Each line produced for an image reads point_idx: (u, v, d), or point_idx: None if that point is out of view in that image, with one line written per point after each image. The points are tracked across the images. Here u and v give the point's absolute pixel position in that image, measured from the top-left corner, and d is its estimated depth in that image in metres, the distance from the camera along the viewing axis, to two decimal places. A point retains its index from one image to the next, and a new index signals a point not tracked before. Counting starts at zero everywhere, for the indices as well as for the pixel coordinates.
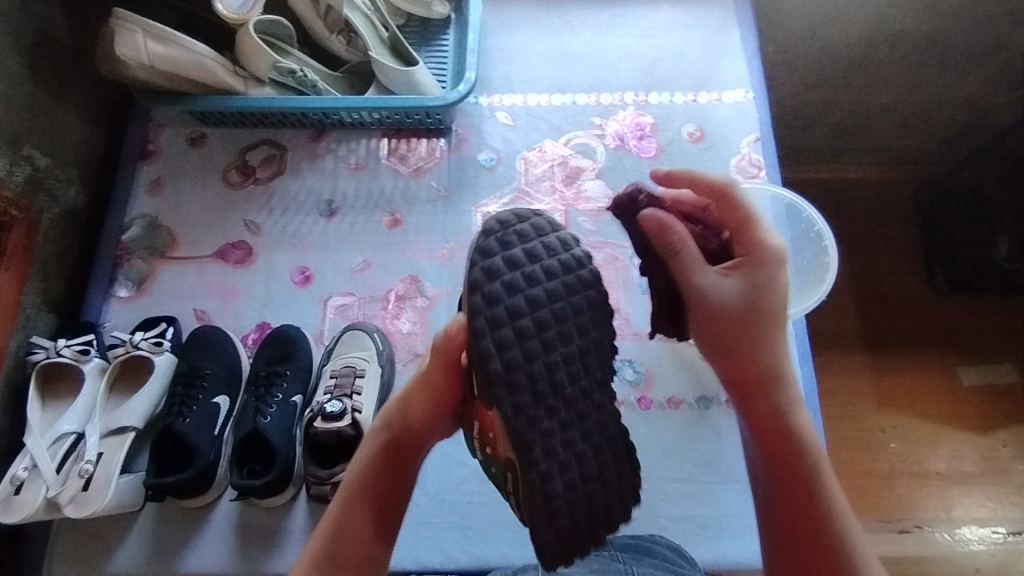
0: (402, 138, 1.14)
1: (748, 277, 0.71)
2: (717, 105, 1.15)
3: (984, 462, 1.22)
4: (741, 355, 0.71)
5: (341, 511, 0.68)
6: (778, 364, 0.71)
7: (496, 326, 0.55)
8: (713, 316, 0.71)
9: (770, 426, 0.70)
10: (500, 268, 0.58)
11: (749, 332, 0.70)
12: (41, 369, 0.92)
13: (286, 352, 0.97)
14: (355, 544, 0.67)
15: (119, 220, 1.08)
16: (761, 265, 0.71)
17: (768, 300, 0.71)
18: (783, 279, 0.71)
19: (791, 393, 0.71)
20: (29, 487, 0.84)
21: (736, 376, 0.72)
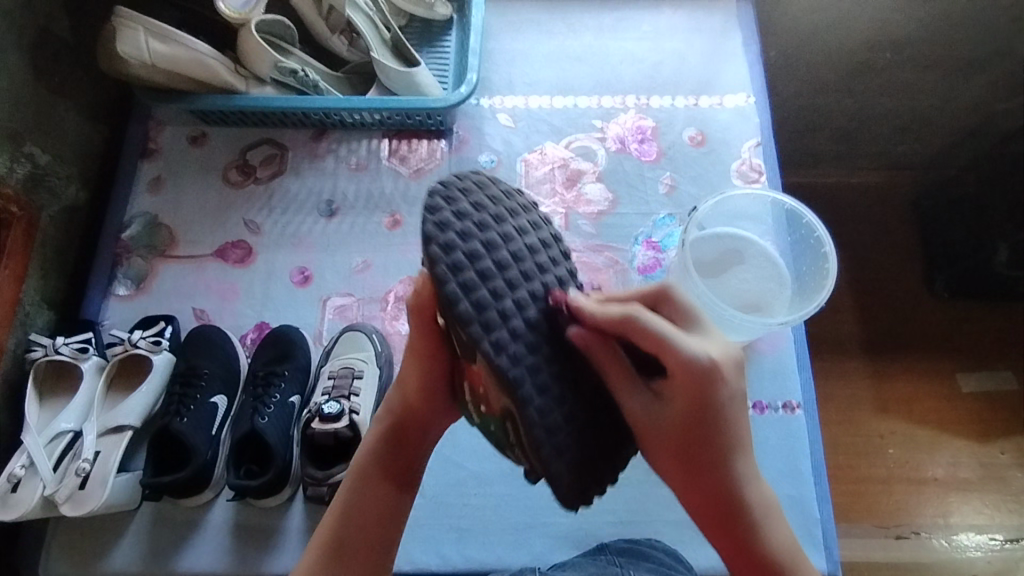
0: (403, 138, 1.14)
1: (684, 394, 0.57)
2: (718, 110, 1.15)
3: (983, 469, 1.22)
4: (692, 478, 0.59)
5: (350, 493, 0.69)
6: (738, 485, 0.59)
7: (460, 271, 0.52)
8: (660, 445, 0.58)
9: (744, 549, 0.60)
10: (451, 221, 0.54)
11: (697, 456, 0.58)
12: (40, 366, 0.92)
13: (284, 352, 0.97)
14: (366, 523, 0.68)
15: (118, 218, 1.08)
16: (695, 384, 0.56)
17: (712, 420, 0.57)
18: (728, 393, 0.57)
19: (757, 503, 0.60)
20: (26, 485, 0.84)
21: (695, 504, 0.60)
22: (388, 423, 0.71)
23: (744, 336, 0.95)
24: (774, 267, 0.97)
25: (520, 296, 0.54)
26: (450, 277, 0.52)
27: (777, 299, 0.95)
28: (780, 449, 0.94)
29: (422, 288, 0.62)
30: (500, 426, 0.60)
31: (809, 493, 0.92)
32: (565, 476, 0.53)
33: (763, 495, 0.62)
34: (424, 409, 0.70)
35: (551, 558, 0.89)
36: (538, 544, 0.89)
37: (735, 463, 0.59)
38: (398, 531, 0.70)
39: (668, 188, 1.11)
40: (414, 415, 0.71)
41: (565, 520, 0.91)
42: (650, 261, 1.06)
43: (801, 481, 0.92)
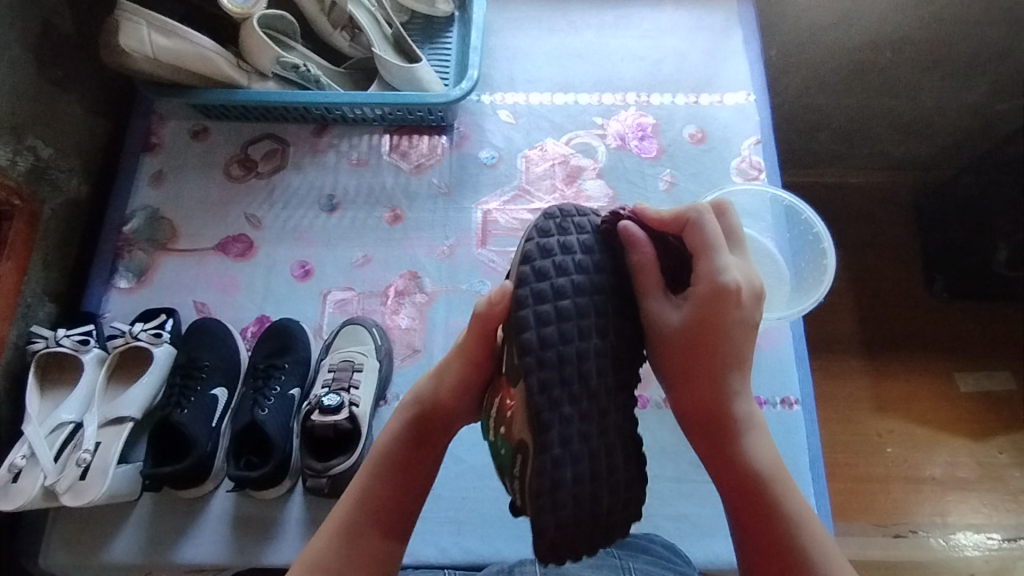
0: (404, 134, 1.14)
1: (699, 304, 0.64)
2: (719, 108, 1.16)
3: (981, 468, 1.23)
4: (690, 384, 0.65)
5: (364, 486, 0.68)
6: (729, 394, 0.65)
7: (542, 299, 0.55)
8: (672, 348, 0.64)
9: (728, 460, 0.65)
10: (549, 252, 0.58)
11: (700, 361, 0.64)
12: (40, 358, 0.93)
13: (284, 345, 0.97)
14: (376, 521, 0.67)
15: (120, 212, 1.09)
16: (714, 297, 0.63)
17: (722, 329, 0.63)
18: (737, 312, 0.64)
19: (746, 421, 0.66)
20: (27, 475, 0.85)
21: (690, 410, 0.66)
22: (415, 416, 0.70)
23: None
24: (773, 264, 0.97)
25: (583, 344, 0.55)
26: (528, 302, 0.55)
27: (776, 295, 0.96)
28: (778, 445, 0.94)
29: (495, 301, 0.60)
30: (509, 453, 0.59)
31: (807, 489, 0.92)
32: (555, 528, 0.53)
33: (753, 416, 0.67)
34: (454, 408, 0.69)
35: None
36: None
37: (731, 372, 0.65)
38: (397, 553, 0.67)
39: (668, 184, 1.11)
40: (440, 414, 0.70)
41: None
42: None
43: (799, 476, 0.93)
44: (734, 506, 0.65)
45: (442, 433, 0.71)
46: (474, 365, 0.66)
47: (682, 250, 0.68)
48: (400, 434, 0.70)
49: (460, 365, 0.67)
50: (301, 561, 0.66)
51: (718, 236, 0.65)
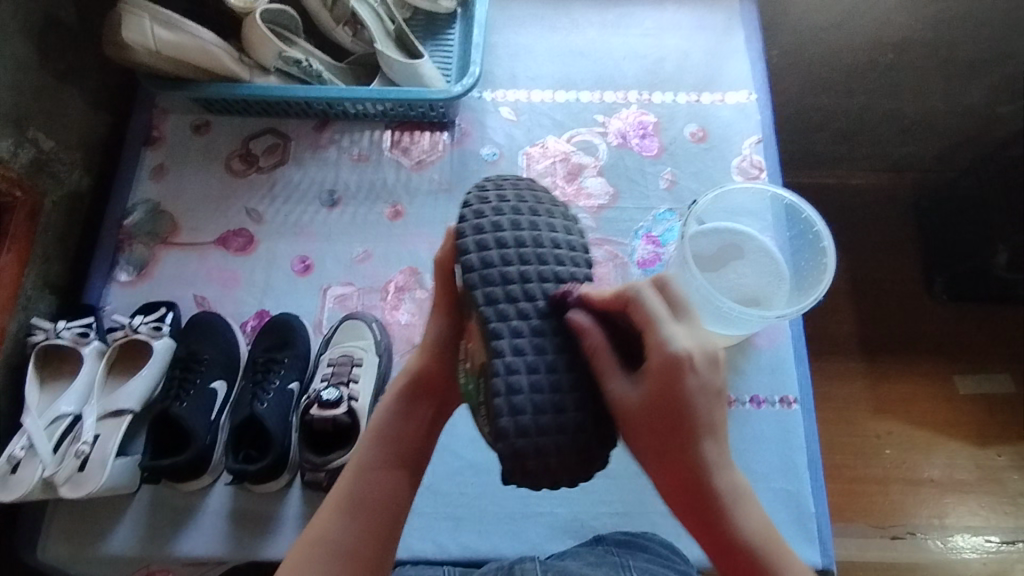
0: (405, 130, 1.14)
1: (656, 382, 0.59)
2: (720, 106, 1.16)
3: (979, 470, 1.23)
4: (662, 464, 0.60)
5: (367, 456, 0.68)
6: (709, 472, 0.59)
7: (483, 249, 0.61)
8: (636, 428, 0.59)
9: (719, 538, 0.59)
10: (483, 208, 0.63)
11: (670, 442, 0.59)
12: (41, 350, 0.93)
13: (283, 340, 0.97)
14: (377, 493, 0.66)
15: (121, 206, 1.09)
16: (667, 371, 0.58)
17: (684, 406, 0.58)
18: (699, 382, 0.59)
19: (730, 493, 0.60)
20: (26, 466, 0.85)
21: (672, 493, 0.61)
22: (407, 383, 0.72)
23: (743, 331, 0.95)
24: (773, 262, 0.97)
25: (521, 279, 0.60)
26: (472, 255, 0.61)
27: (776, 293, 0.95)
28: (776, 443, 0.94)
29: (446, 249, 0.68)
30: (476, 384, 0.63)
31: (804, 488, 0.92)
32: (518, 453, 0.55)
33: (737, 485, 0.61)
34: (439, 370, 0.73)
35: (546, 547, 0.89)
36: (534, 534, 0.89)
37: (705, 449, 0.59)
38: (406, 497, 0.68)
39: (669, 183, 1.11)
40: (425, 374, 0.72)
41: (561, 510, 0.91)
42: (650, 254, 1.07)
43: (796, 475, 0.93)
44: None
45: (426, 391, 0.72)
46: (446, 314, 0.72)
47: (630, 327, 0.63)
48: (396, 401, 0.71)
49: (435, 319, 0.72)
50: (307, 539, 0.64)
51: (662, 307, 0.62)
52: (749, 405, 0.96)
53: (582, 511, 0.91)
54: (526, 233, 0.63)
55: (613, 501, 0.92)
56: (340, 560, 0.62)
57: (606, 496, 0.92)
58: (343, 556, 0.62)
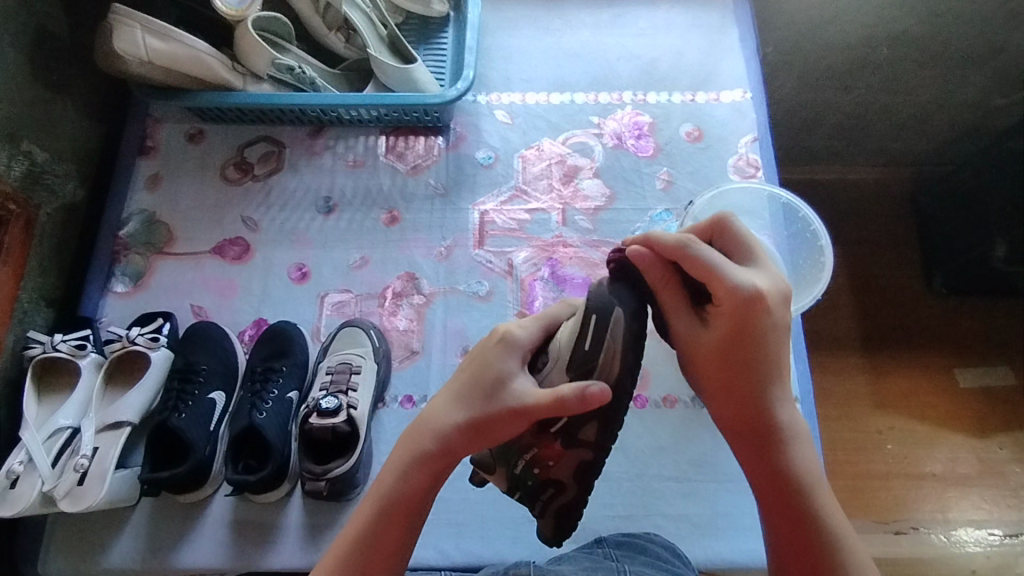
0: (400, 135, 1.14)
1: (729, 316, 0.63)
2: (715, 105, 1.16)
3: (981, 464, 1.23)
4: (724, 393, 0.67)
5: (377, 535, 0.64)
6: (767, 402, 0.66)
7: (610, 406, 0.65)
8: (701, 356, 0.67)
9: (764, 465, 0.66)
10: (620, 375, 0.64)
11: (734, 379, 0.65)
12: (37, 363, 0.92)
13: (281, 348, 0.97)
14: (381, 559, 0.64)
15: (117, 216, 1.08)
16: (737, 309, 0.63)
17: (753, 345, 0.64)
18: (773, 321, 0.63)
19: (789, 428, 0.66)
20: (25, 481, 0.84)
21: (730, 419, 0.68)
22: (435, 458, 0.65)
23: None
24: (770, 261, 0.96)
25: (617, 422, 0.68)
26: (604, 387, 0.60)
27: None
28: None
29: (583, 401, 0.59)
30: (532, 483, 0.70)
31: None
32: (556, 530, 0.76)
33: (796, 426, 0.67)
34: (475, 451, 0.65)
35: (548, 552, 0.89)
36: (536, 539, 0.89)
37: (768, 377, 0.65)
38: None
39: (665, 183, 1.11)
40: (446, 446, 0.64)
41: None
42: None
43: None
44: (774, 520, 0.66)
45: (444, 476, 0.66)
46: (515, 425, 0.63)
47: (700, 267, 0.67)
48: (416, 480, 0.65)
49: (488, 405, 0.63)
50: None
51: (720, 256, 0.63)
52: None
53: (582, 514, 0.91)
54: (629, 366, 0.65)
55: (615, 503, 0.92)
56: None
57: (608, 499, 0.92)
58: None
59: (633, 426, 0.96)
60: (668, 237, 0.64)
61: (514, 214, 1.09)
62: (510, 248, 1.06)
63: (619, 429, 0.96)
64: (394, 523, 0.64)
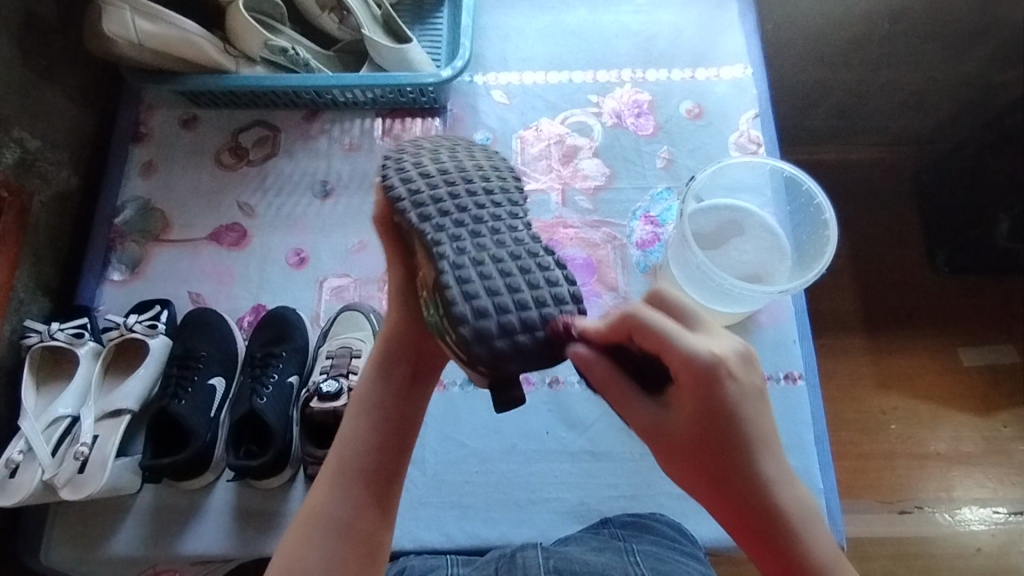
0: (397, 117, 1.13)
1: (688, 396, 0.55)
2: (715, 82, 1.14)
3: (985, 442, 1.22)
4: (711, 486, 0.56)
5: (356, 437, 0.66)
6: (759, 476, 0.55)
7: (410, 194, 0.62)
8: (674, 451, 0.57)
9: (777, 559, 0.56)
10: (411, 176, 0.64)
11: (712, 463, 0.55)
12: (35, 353, 0.92)
13: (281, 333, 0.95)
14: (364, 462, 0.65)
15: (111, 204, 1.07)
16: (699, 386, 0.54)
17: (724, 419, 0.55)
18: (735, 389, 0.55)
19: (795, 509, 0.56)
20: (25, 470, 0.83)
21: (725, 515, 0.57)
22: (384, 350, 0.70)
23: (743, 307, 0.93)
24: (774, 237, 0.95)
25: (492, 234, 0.61)
26: (403, 202, 0.62)
27: (777, 269, 0.93)
28: (783, 420, 0.94)
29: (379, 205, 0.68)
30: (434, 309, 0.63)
31: (812, 464, 0.92)
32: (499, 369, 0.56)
33: (801, 500, 0.57)
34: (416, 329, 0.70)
35: (553, 533, 0.88)
36: (541, 520, 0.89)
37: (750, 450, 0.55)
38: (376, 498, 0.64)
39: (666, 162, 1.09)
40: (411, 343, 0.70)
41: (567, 496, 0.90)
42: (649, 235, 1.05)
43: (804, 452, 0.92)
44: None
45: (431, 364, 0.71)
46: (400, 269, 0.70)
47: (642, 351, 0.60)
48: (391, 378, 0.69)
49: (399, 271, 0.71)
50: (328, 522, 0.62)
51: (666, 320, 0.57)
52: None
53: (586, 495, 0.90)
54: (449, 172, 0.65)
55: (619, 484, 0.91)
56: (340, 535, 0.61)
57: (612, 479, 0.91)
58: (337, 525, 0.62)
59: None
60: (602, 328, 0.59)
61: None
62: None
63: None
64: (376, 422, 0.67)
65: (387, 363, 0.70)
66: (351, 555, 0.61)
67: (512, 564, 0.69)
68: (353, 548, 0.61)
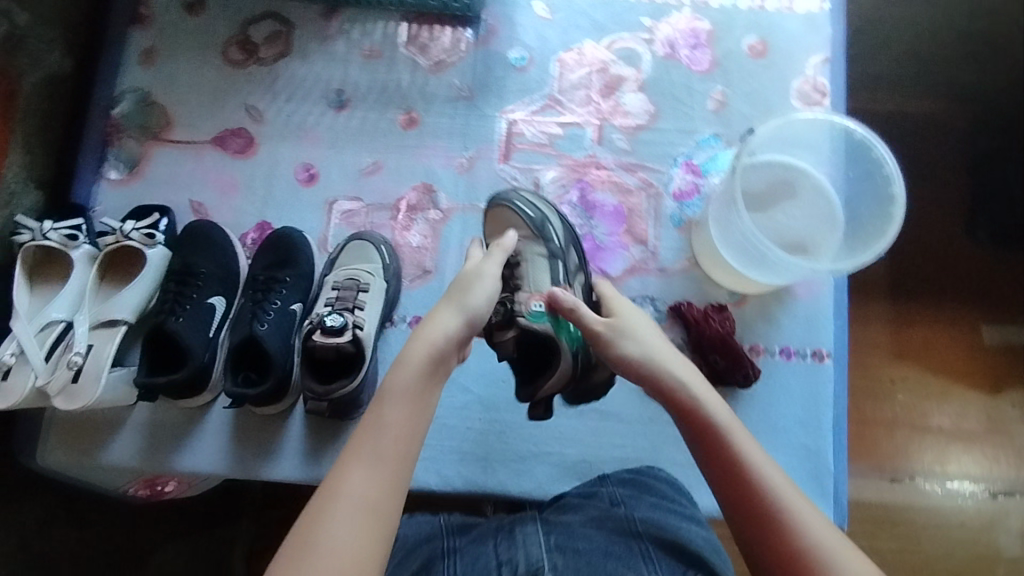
0: (424, 23, 1.01)
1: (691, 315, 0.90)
2: (786, 16, 1.01)
3: (989, 421, 1.14)
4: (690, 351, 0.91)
5: (387, 421, 0.58)
6: (761, 482, 0.58)
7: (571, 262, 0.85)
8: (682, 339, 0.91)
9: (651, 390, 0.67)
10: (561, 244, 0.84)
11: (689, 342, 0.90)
12: (28, 252, 0.87)
13: (286, 257, 0.89)
14: (395, 444, 0.57)
15: (108, 94, 0.99)
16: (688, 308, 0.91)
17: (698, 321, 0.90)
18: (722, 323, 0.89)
19: (661, 357, 0.68)
20: (17, 374, 0.81)
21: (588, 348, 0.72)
22: (435, 339, 0.63)
23: (781, 279, 0.85)
24: (828, 207, 0.86)
25: None
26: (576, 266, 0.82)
27: (824, 241, 0.86)
28: (802, 398, 0.90)
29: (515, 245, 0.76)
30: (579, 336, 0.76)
31: (825, 445, 0.88)
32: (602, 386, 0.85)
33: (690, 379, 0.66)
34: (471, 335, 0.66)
35: (551, 487, 0.87)
36: (541, 473, 0.87)
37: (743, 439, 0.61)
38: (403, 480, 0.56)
39: (718, 104, 0.98)
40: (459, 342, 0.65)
41: (570, 452, 0.88)
42: (688, 186, 0.96)
43: (818, 432, 0.89)
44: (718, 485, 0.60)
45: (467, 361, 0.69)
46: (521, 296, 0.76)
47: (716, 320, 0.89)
48: (435, 368, 0.62)
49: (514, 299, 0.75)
50: (349, 502, 0.53)
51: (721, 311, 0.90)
52: (778, 356, 0.91)
53: (590, 453, 0.88)
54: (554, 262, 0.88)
55: (624, 445, 0.88)
56: (361, 513, 0.53)
57: (618, 440, 0.89)
58: (359, 499, 0.53)
59: None
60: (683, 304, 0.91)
61: (546, 126, 0.98)
62: (538, 164, 0.97)
63: None
64: (411, 410, 0.59)
65: (436, 357, 0.63)
66: (373, 533, 0.52)
67: (512, 540, 0.65)
68: (375, 526, 0.52)
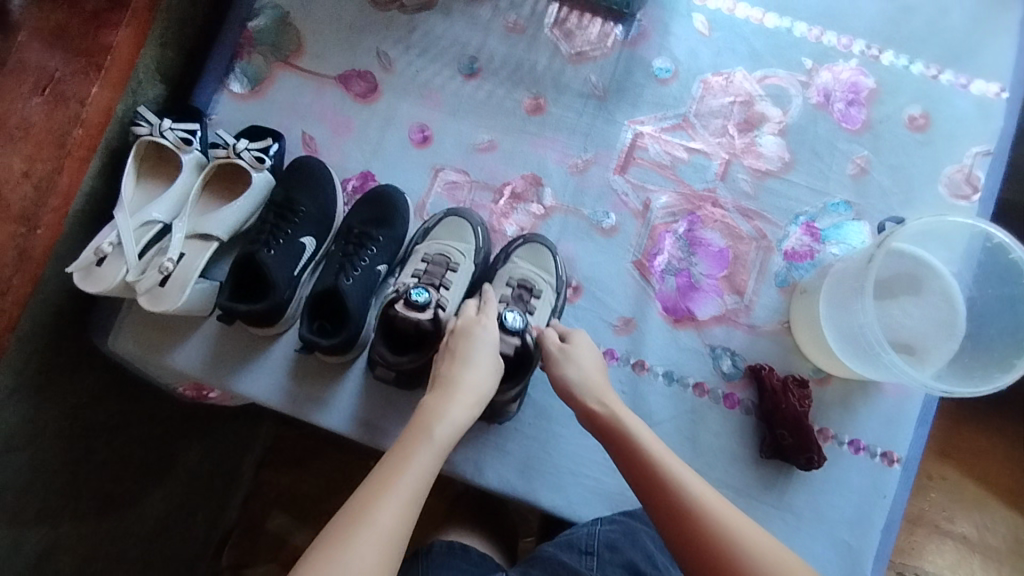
0: (576, 9, 0.97)
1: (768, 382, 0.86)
2: (959, 94, 0.94)
3: (1017, 544, 1.08)
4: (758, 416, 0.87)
5: (390, 507, 0.58)
6: (687, 494, 0.63)
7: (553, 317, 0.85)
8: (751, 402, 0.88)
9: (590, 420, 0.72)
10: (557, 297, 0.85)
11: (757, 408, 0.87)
12: (142, 144, 0.87)
13: (383, 216, 0.89)
14: (393, 531, 0.57)
15: (248, 5, 0.97)
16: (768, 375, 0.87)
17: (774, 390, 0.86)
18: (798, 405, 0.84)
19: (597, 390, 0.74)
20: (110, 264, 0.81)
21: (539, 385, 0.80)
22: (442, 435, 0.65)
23: (880, 375, 0.80)
24: (951, 318, 0.80)
25: None
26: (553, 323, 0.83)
27: (937, 350, 0.80)
28: (859, 496, 0.86)
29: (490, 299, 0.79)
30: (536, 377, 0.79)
31: (869, 548, 0.84)
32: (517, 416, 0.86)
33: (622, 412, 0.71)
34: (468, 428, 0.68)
35: (580, 509, 0.86)
36: (573, 493, 0.86)
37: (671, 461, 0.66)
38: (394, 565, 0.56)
39: (858, 169, 0.92)
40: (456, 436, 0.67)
41: (608, 480, 0.87)
42: (803, 248, 0.91)
43: (867, 534, 0.85)
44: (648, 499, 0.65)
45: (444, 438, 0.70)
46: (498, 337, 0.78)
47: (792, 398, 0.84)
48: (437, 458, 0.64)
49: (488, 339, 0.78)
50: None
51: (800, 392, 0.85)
52: (846, 447, 0.87)
53: (628, 486, 0.87)
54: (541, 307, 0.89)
55: None
56: None
57: None
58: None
59: (714, 421, 0.87)
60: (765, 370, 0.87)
61: (672, 146, 0.94)
62: (653, 185, 0.93)
63: (699, 419, 0.87)
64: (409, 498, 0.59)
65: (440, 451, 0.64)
66: None
67: None
68: None
